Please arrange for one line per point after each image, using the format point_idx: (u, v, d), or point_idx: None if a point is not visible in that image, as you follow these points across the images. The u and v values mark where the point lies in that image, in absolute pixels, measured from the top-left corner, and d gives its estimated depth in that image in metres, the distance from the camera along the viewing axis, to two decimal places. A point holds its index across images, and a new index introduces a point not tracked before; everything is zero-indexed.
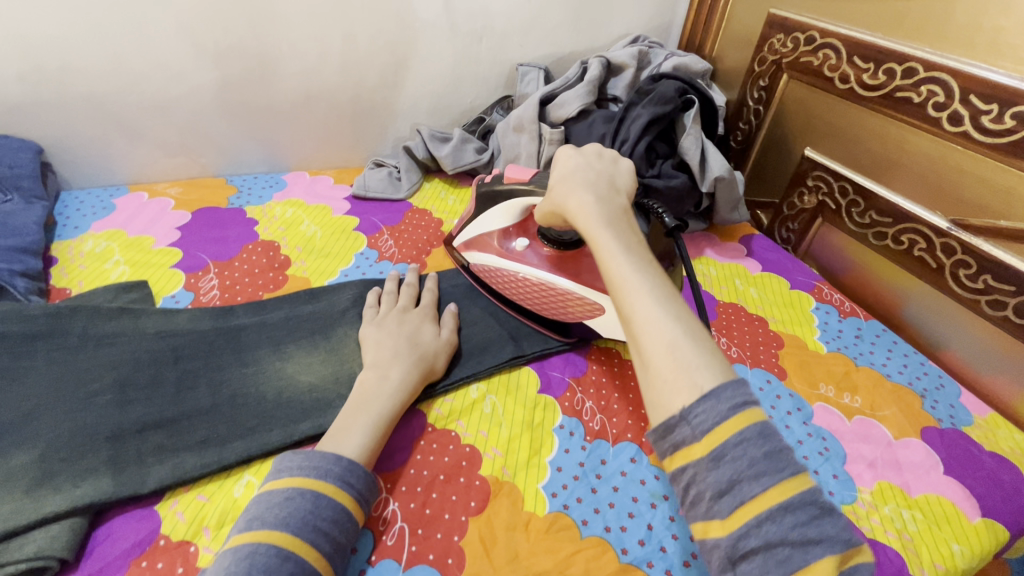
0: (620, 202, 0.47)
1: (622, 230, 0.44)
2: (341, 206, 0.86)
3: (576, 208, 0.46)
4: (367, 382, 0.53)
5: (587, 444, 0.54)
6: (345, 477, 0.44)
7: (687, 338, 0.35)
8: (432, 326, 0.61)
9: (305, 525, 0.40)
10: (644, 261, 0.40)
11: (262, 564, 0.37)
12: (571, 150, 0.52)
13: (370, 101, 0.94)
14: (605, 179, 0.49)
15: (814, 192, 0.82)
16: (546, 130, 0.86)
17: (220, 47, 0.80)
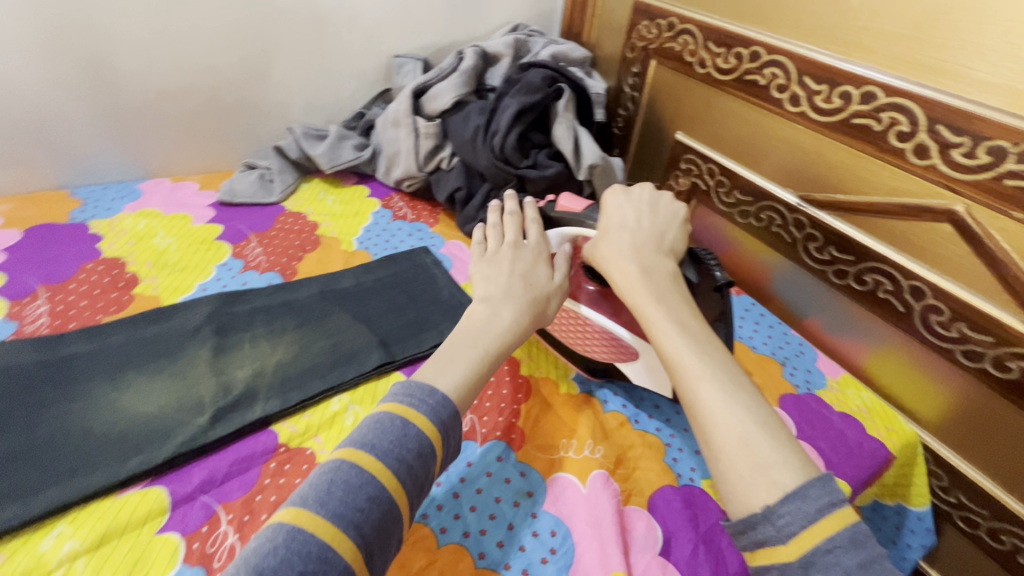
0: (666, 269, 0.51)
1: (682, 304, 0.48)
2: (204, 213, 0.80)
3: (631, 279, 0.49)
4: (476, 318, 0.50)
5: None
6: (436, 410, 0.42)
7: (758, 426, 0.39)
8: (548, 266, 0.56)
9: (390, 452, 0.39)
10: (699, 341, 0.44)
11: (343, 480, 0.37)
12: (622, 211, 0.56)
13: (234, 99, 0.87)
14: (653, 243, 0.53)
15: (688, 174, 0.85)
16: (421, 123, 0.84)
17: (40, 42, 0.71)
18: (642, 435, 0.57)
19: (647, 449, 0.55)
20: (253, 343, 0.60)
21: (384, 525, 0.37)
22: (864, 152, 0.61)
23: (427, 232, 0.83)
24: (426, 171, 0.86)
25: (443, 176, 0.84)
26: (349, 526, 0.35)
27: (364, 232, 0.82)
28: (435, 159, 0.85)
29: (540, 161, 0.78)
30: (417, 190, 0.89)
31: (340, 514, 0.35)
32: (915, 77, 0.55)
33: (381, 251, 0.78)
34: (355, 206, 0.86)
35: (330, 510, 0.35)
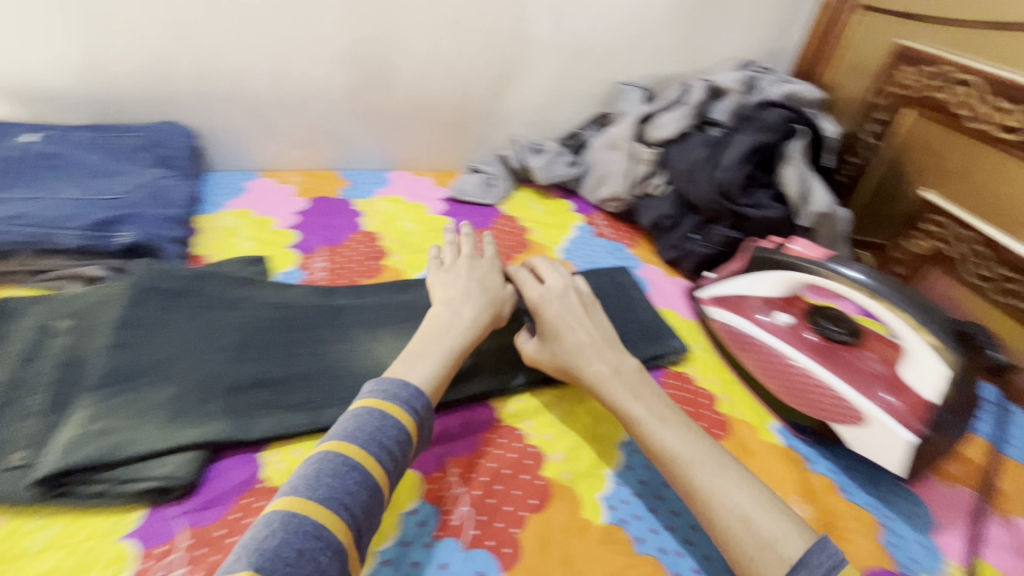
0: (593, 365, 0.56)
1: (636, 399, 0.53)
2: (437, 206, 0.92)
3: (602, 382, 0.55)
4: (443, 315, 0.58)
5: (650, 464, 0.55)
6: (408, 402, 0.47)
7: (759, 510, 0.43)
8: (500, 275, 0.66)
9: (372, 441, 0.43)
10: (683, 443, 0.49)
11: (329, 468, 0.41)
12: (555, 304, 0.62)
13: (475, 110, 0.98)
14: (596, 340, 0.58)
15: (929, 236, 0.77)
16: (640, 149, 0.87)
17: (350, 50, 0.87)
18: (853, 507, 0.53)
19: (862, 525, 0.51)
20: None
21: (370, 507, 0.41)
22: None
23: (625, 253, 0.86)
24: (634, 195, 0.89)
25: (651, 202, 0.87)
26: (341, 507, 0.39)
27: (568, 244, 0.87)
28: (645, 184, 0.88)
29: (762, 201, 0.76)
30: (620, 211, 0.93)
31: (331, 497, 0.39)
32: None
33: (583, 263, 0.84)
34: (561, 219, 0.92)
35: (320, 495, 0.39)
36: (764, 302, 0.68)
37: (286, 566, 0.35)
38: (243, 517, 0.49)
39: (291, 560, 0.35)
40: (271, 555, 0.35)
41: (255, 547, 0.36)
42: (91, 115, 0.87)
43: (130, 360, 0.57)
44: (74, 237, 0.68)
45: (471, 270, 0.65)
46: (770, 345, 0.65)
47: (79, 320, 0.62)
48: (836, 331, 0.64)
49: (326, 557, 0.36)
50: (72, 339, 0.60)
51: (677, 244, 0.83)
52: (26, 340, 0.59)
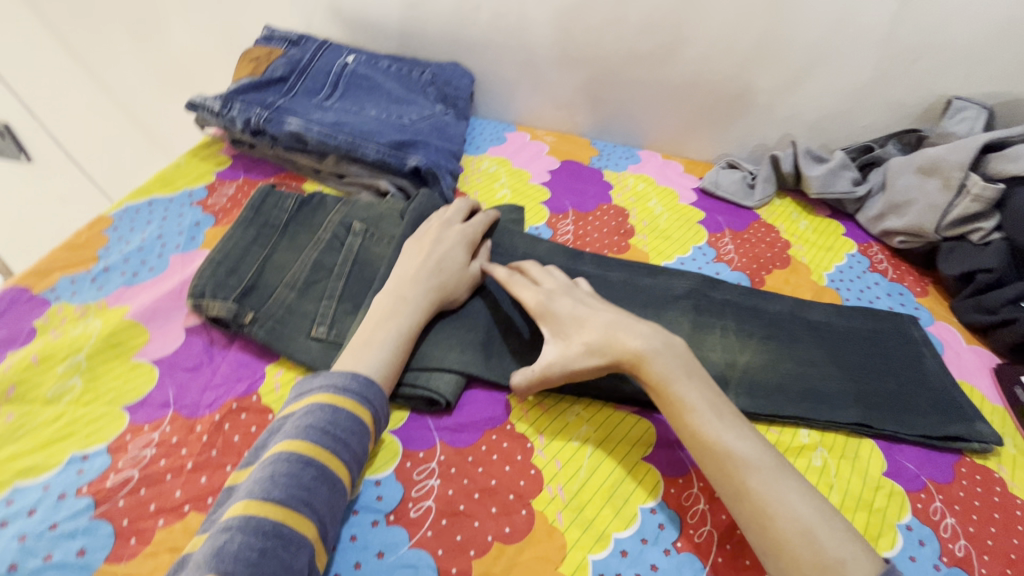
0: (676, 346, 0.49)
1: (689, 380, 0.47)
2: (688, 195, 0.85)
3: (668, 370, 0.47)
4: (386, 302, 0.52)
5: (941, 565, 0.45)
6: (362, 393, 0.45)
7: (821, 523, 0.39)
8: (466, 253, 0.59)
9: (324, 435, 0.41)
10: (765, 452, 0.43)
11: (283, 470, 0.39)
12: (561, 302, 0.53)
13: (754, 100, 0.88)
14: (630, 318, 0.51)
15: None
16: (976, 182, 0.70)
17: (647, 18, 0.83)
18: None
19: None
20: (724, 333, 0.60)
21: (332, 507, 0.40)
22: None
23: (911, 300, 0.71)
24: (944, 236, 0.73)
25: (969, 249, 0.70)
26: (304, 508, 0.38)
27: (837, 271, 0.75)
28: (965, 228, 0.71)
29: None
30: (910, 249, 0.77)
31: (291, 499, 0.38)
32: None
33: (852, 297, 0.71)
34: (829, 239, 0.80)
35: (279, 498, 0.37)
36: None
37: (249, 567, 0.34)
38: (490, 453, 0.48)
39: (253, 560, 0.34)
40: (239, 561, 0.34)
41: (214, 551, 0.34)
42: (397, 47, 0.96)
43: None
44: (375, 151, 0.74)
45: (428, 246, 0.58)
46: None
47: (369, 227, 0.65)
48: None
49: (293, 555, 0.36)
50: (364, 242, 0.64)
51: (997, 310, 0.65)
52: (331, 234, 0.64)
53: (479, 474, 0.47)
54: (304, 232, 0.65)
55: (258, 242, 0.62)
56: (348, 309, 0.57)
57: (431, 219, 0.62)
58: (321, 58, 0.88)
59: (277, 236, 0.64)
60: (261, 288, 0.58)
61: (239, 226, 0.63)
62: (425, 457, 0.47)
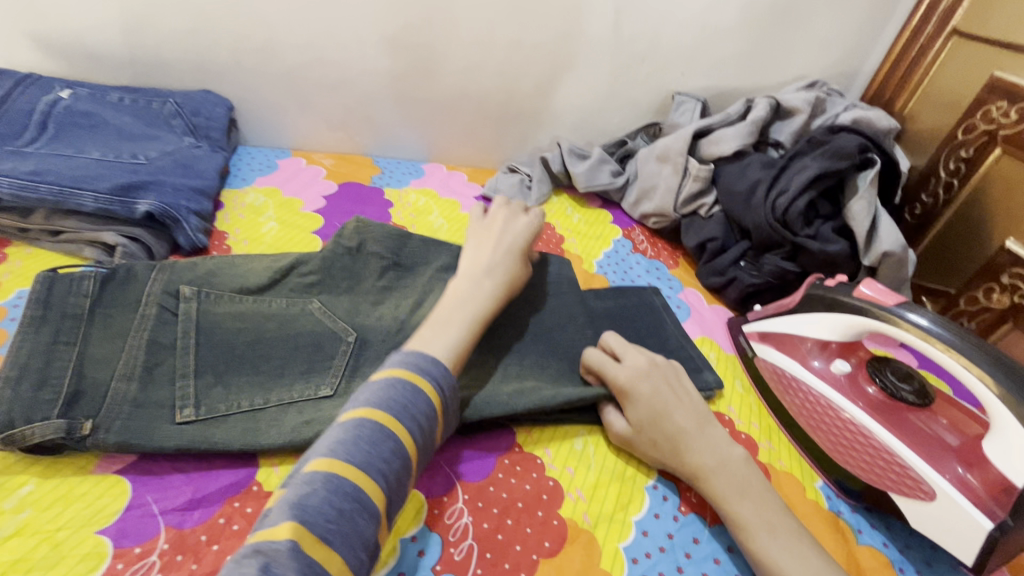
0: (735, 455, 0.48)
1: (761, 490, 0.46)
2: (470, 203, 0.88)
3: (697, 463, 0.48)
4: (461, 286, 0.55)
5: (680, 515, 0.49)
6: (439, 377, 0.44)
7: None
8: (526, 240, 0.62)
9: (406, 411, 0.40)
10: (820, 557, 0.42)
11: (366, 436, 0.38)
12: (644, 387, 0.51)
13: (520, 107, 0.94)
14: (699, 422, 0.50)
15: (1007, 292, 0.69)
16: (693, 165, 0.81)
17: (397, 38, 0.84)
18: None
19: None
20: None
21: (401, 484, 0.38)
22: None
23: (665, 273, 0.80)
24: (681, 213, 0.83)
25: (699, 223, 0.81)
26: (378, 478, 0.37)
27: (604, 257, 0.82)
28: (695, 203, 0.82)
29: (823, 234, 0.69)
30: (661, 228, 0.87)
31: (369, 464, 0.37)
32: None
33: (617, 279, 0.78)
34: (598, 229, 0.88)
35: (359, 462, 0.36)
36: (817, 342, 0.60)
37: (327, 524, 0.33)
38: (228, 525, 0.43)
39: (331, 517, 0.33)
40: (319, 514, 0.33)
41: (296, 498, 0.34)
42: (131, 77, 0.85)
43: (259, 324, 0.55)
44: (92, 200, 0.64)
45: (499, 233, 0.62)
46: (812, 387, 0.58)
47: (200, 288, 0.56)
48: (902, 389, 0.55)
49: (365, 521, 0.35)
50: (202, 305, 0.55)
51: (724, 271, 0.76)
52: (157, 308, 0.52)
53: (213, 553, 0.42)
54: (226, 325, 0.54)
55: (62, 339, 0.48)
56: (211, 380, 0.50)
57: (497, 211, 0.65)
58: (22, 96, 0.75)
59: (84, 324, 0.50)
60: (50, 379, 0.45)
61: (27, 328, 0.47)
62: (142, 551, 0.41)
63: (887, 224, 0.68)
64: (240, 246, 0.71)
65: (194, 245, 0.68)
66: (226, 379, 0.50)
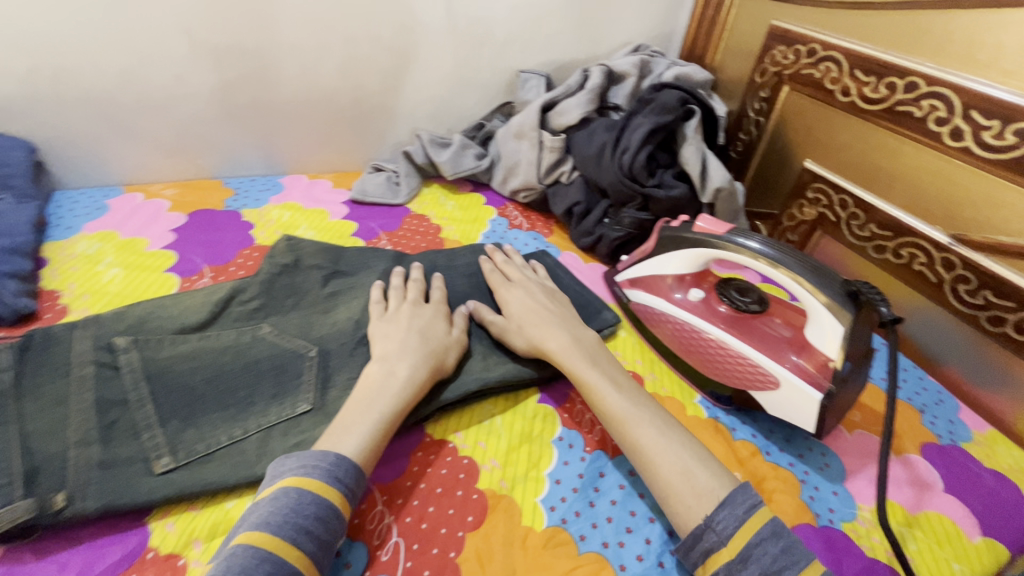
0: (590, 340, 0.60)
1: (599, 360, 0.57)
2: (338, 210, 0.85)
3: (545, 336, 0.59)
4: (375, 378, 0.51)
5: (587, 455, 0.54)
6: (331, 471, 0.43)
7: (654, 429, 0.49)
8: (445, 321, 0.60)
9: (285, 525, 0.39)
10: (636, 400, 0.52)
11: (237, 566, 0.36)
12: (520, 295, 0.65)
13: (372, 104, 0.93)
14: (571, 321, 0.62)
15: (814, 204, 0.82)
16: (546, 137, 0.86)
17: (220, 49, 0.78)
18: (775, 468, 0.55)
19: (783, 483, 0.54)
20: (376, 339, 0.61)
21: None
22: (1014, 185, 0.59)
23: (543, 241, 0.85)
24: (545, 183, 0.88)
25: (563, 190, 0.86)
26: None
27: (484, 238, 0.84)
28: (555, 173, 0.87)
29: (666, 181, 0.78)
30: (531, 201, 0.92)
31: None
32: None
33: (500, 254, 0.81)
34: (473, 212, 0.90)
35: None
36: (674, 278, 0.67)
37: None
38: None
39: None
40: None
41: None
42: None
43: (215, 359, 0.56)
44: None
45: (411, 321, 0.58)
46: (677, 317, 0.65)
47: (135, 336, 0.55)
48: (746, 303, 0.63)
49: None
50: (144, 352, 0.54)
51: (592, 231, 0.82)
52: (94, 366, 0.51)
53: None
54: (178, 368, 0.54)
55: None
56: (179, 426, 0.50)
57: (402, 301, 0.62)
58: None
59: (13, 401, 0.47)
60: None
61: None
62: None
63: (717, 164, 0.78)
64: (79, 302, 0.63)
65: (17, 312, 0.59)
66: (195, 420, 0.50)
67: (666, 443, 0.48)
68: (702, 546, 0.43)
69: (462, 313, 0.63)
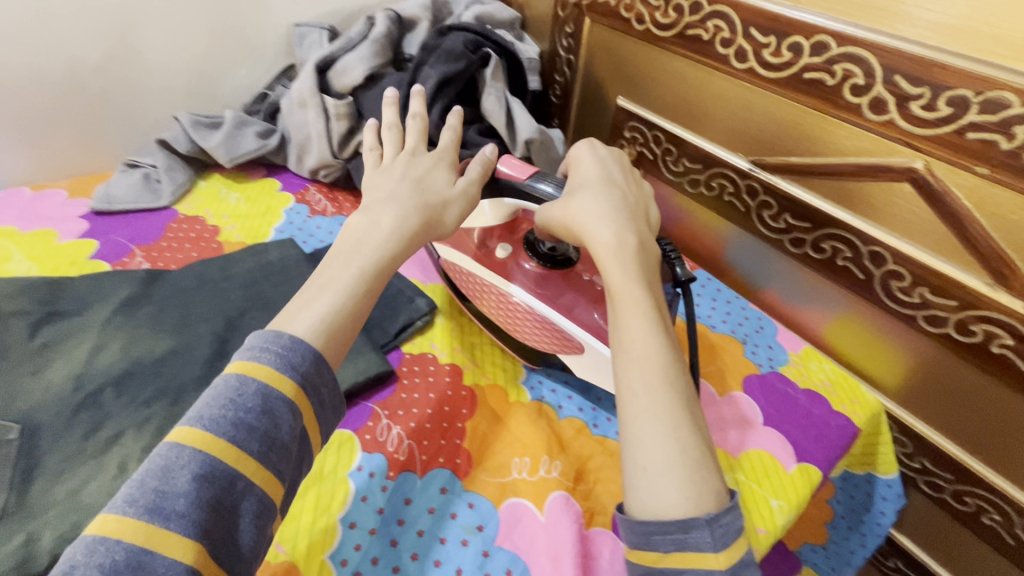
0: (652, 252, 0.47)
1: (652, 283, 0.44)
2: (74, 227, 0.67)
3: (603, 222, 0.46)
4: (356, 228, 0.43)
5: (389, 482, 0.46)
6: (285, 357, 0.35)
7: (688, 395, 0.39)
8: (448, 171, 0.50)
9: (223, 420, 0.32)
10: (672, 348, 0.41)
11: (160, 468, 0.30)
12: (589, 167, 0.52)
13: (103, 85, 0.73)
14: (645, 221, 0.49)
15: (632, 143, 0.78)
16: (331, 103, 0.73)
17: None
18: (602, 442, 0.51)
19: (609, 458, 0.50)
20: (106, 398, 0.47)
21: (217, 514, 0.30)
22: (795, 103, 0.57)
23: None
24: (343, 157, 0.76)
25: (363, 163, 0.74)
26: (174, 520, 0.29)
27: (276, 233, 0.71)
28: (351, 143, 0.75)
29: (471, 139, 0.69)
30: (335, 179, 0.78)
31: (156, 507, 0.29)
32: (938, 38, 0.46)
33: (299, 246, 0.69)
34: (263, 203, 0.75)
35: (145, 506, 0.29)
36: (489, 235, 0.59)
37: None
38: None
39: None
40: None
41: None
42: None
43: None
44: None
45: (411, 168, 0.48)
46: (483, 277, 0.56)
47: None
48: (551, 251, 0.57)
49: None
50: None
51: None
52: None
53: None
54: None
55: None
56: None
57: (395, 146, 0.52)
58: None
59: None
60: None
61: None
62: None
63: (524, 111, 0.71)
64: None
65: None
66: None
67: (687, 419, 0.38)
68: (675, 537, 0.34)
69: (483, 156, 0.53)
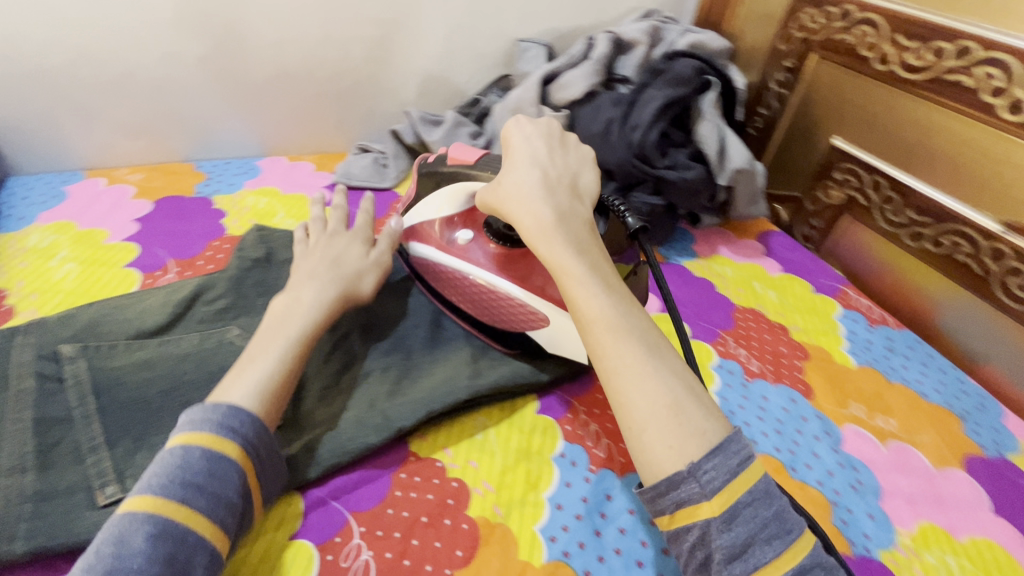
0: (580, 222, 0.45)
1: (597, 254, 0.43)
2: (321, 195, 0.78)
3: (530, 205, 0.45)
4: (278, 307, 0.47)
5: (591, 475, 0.48)
6: (224, 423, 0.37)
7: (654, 351, 0.38)
8: (360, 245, 0.57)
9: (172, 484, 0.34)
10: (625, 304, 0.40)
11: (114, 535, 0.32)
12: (539, 141, 0.50)
13: (356, 79, 0.85)
14: (568, 192, 0.47)
15: (842, 186, 0.74)
16: (548, 113, 0.78)
17: (187, 15, 0.71)
18: (803, 487, 0.49)
19: (813, 504, 0.48)
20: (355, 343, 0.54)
21: (173, 568, 0.32)
22: None
23: None
24: None
25: None
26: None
27: None
28: None
29: (681, 161, 0.70)
30: None
31: (113, 570, 0.30)
32: None
33: None
34: None
35: (101, 570, 0.30)
36: (443, 222, 0.59)
37: None
38: None
39: None
40: None
41: None
42: None
43: (172, 368, 0.50)
44: None
45: (322, 250, 0.54)
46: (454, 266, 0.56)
47: (84, 343, 0.50)
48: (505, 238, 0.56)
49: None
50: (92, 362, 0.49)
51: None
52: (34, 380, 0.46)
53: None
54: (129, 379, 0.48)
55: None
56: (130, 446, 0.45)
57: (315, 233, 0.58)
58: None
59: None
60: None
61: None
62: None
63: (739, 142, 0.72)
64: (28, 302, 0.58)
65: None
66: (148, 440, 0.45)
67: (653, 369, 0.37)
68: (672, 496, 0.34)
69: (388, 229, 0.60)
